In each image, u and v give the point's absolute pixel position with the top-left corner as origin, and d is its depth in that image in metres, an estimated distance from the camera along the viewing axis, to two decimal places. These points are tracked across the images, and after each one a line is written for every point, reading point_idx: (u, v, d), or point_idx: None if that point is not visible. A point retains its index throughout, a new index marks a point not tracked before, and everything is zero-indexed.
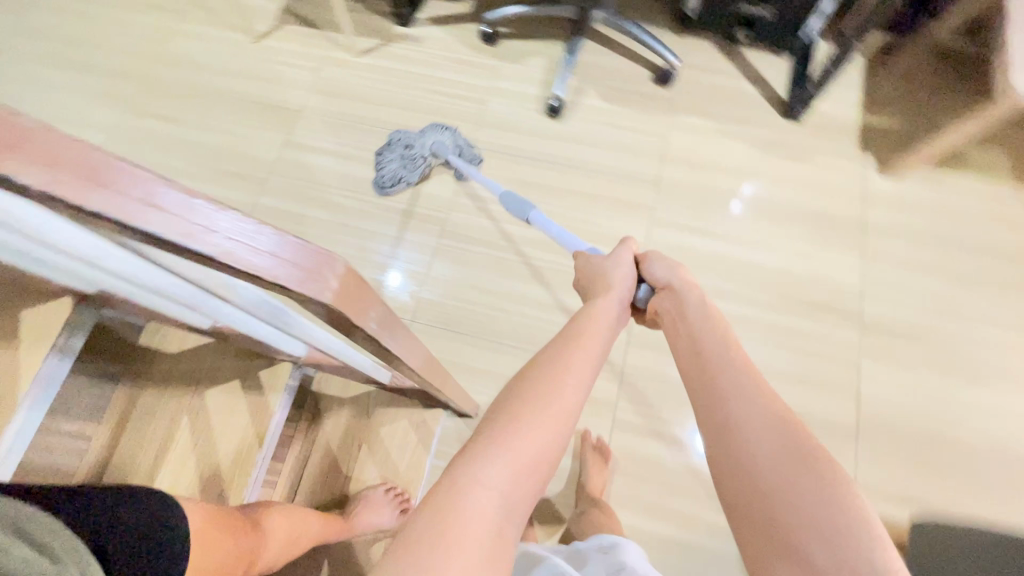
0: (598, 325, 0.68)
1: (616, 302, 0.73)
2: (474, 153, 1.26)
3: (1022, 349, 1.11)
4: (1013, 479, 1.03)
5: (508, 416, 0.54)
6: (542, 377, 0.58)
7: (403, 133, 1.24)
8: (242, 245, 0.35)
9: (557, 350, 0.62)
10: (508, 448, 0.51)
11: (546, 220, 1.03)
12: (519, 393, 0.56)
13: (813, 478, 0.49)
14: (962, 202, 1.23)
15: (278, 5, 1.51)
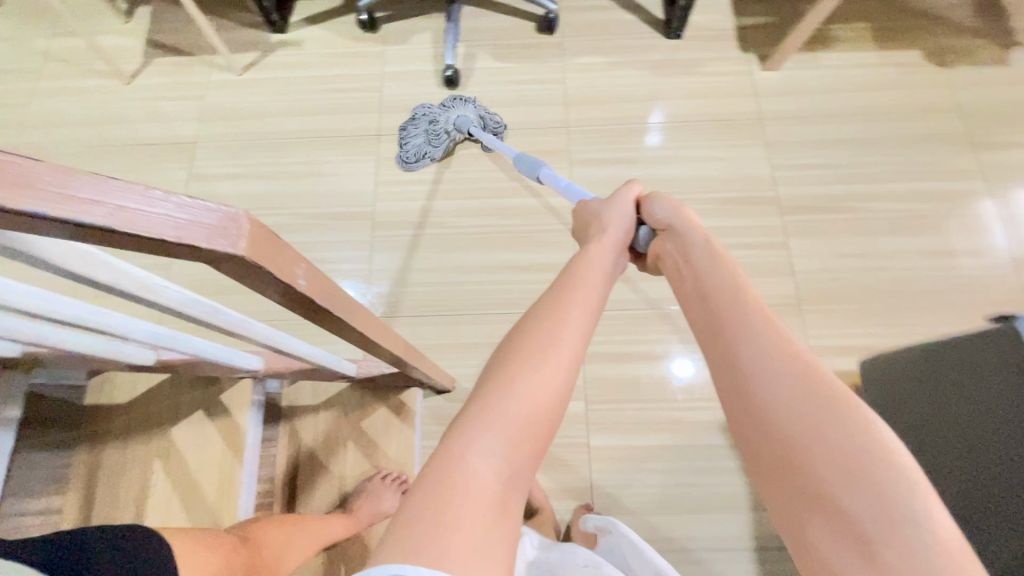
0: (591, 271, 0.61)
1: (613, 250, 0.65)
2: (498, 122, 1.27)
3: (922, 195, 1.20)
4: (941, 312, 1.11)
5: (495, 390, 0.49)
6: (531, 345, 0.51)
7: (427, 108, 1.29)
8: (141, 210, 0.29)
9: (548, 307, 0.55)
10: (495, 423, 0.47)
11: (557, 176, 0.94)
12: (507, 363, 0.51)
13: (855, 435, 0.42)
14: (843, 76, 1.30)
15: (145, 42, 1.46)
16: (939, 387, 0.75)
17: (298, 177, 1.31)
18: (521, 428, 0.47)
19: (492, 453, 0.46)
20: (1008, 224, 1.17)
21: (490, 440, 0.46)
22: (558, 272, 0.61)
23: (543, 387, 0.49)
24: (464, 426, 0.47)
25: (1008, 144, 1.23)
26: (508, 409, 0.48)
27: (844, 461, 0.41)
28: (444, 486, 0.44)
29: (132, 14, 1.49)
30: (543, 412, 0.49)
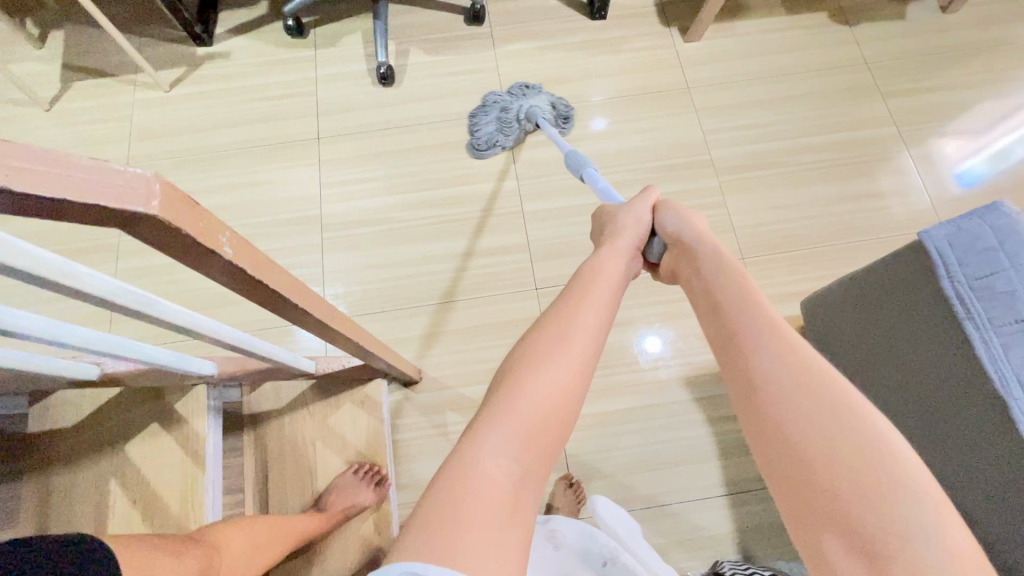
0: (602, 277, 0.64)
1: (624, 256, 0.69)
2: (567, 106, 1.26)
3: (843, 146, 1.28)
4: (871, 253, 1.19)
5: (513, 389, 0.52)
6: (551, 351, 0.54)
7: (500, 95, 1.26)
8: (42, 170, 0.29)
9: (564, 315, 0.58)
10: (508, 425, 0.49)
11: (600, 178, 0.96)
12: (527, 366, 0.53)
13: (859, 434, 0.45)
14: (760, 42, 1.37)
15: (62, 67, 1.41)
16: (883, 309, 0.78)
17: (241, 188, 1.29)
18: (531, 422, 0.50)
19: (499, 452, 0.48)
20: (920, 163, 1.26)
21: (504, 441, 0.49)
22: (572, 280, 0.64)
23: (560, 392, 0.52)
24: (480, 427, 0.50)
25: (913, 91, 1.32)
26: (524, 406, 0.50)
27: (845, 458, 0.44)
28: (457, 481, 0.46)
29: (45, 40, 1.43)
30: (555, 413, 0.51)
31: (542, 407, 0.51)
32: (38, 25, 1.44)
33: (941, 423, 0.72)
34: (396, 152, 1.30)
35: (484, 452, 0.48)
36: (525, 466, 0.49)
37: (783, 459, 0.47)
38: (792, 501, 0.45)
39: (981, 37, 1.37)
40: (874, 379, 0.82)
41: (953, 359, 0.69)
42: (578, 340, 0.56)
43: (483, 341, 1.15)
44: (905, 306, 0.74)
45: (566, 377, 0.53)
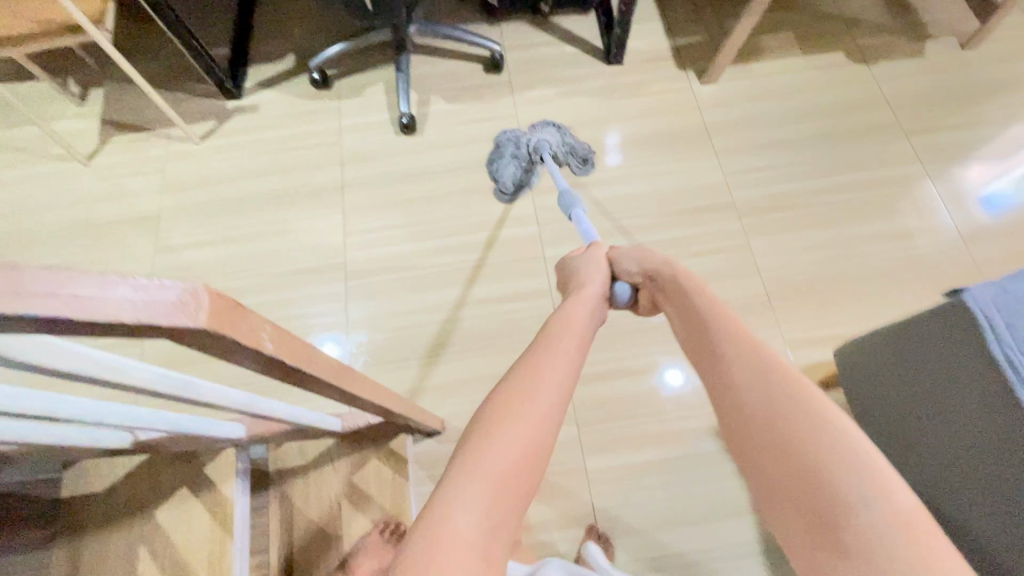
0: (572, 316, 0.68)
1: (592, 299, 0.73)
2: (586, 146, 1.26)
3: (867, 185, 1.26)
4: (904, 293, 1.16)
5: (489, 430, 0.51)
6: (527, 387, 0.55)
7: (511, 134, 1.25)
8: (95, 296, 0.29)
9: (539, 355, 0.60)
10: (494, 446, 0.49)
11: (587, 219, 0.99)
12: (503, 406, 0.53)
13: (817, 430, 0.48)
14: (777, 83, 1.38)
15: (101, 123, 1.47)
16: (920, 368, 0.77)
17: (268, 237, 1.32)
18: (517, 447, 0.50)
19: (475, 494, 0.46)
20: (950, 202, 1.24)
21: (483, 482, 0.47)
22: (544, 325, 0.66)
23: (540, 424, 0.52)
24: (459, 472, 0.48)
25: (936, 128, 1.31)
26: (503, 445, 0.50)
27: (808, 456, 0.47)
28: (436, 531, 0.43)
29: (85, 97, 1.50)
30: (535, 446, 0.51)
31: (521, 443, 0.50)
32: (79, 83, 1.51)
33: (980, 491, 0.70)
34: (418, 199, 1.33)
35: (460, 497, 0.46)
36: (507, 506, 0.47)
37: (761, 465, 0.50)
38: (777, 501, 0.49)
39: (1005, 73, 1.36)
40: (921, 429, 0.78)
41: (992, 414, 0.67)
42: (552, 373, 0.57)
43: None
44: (943, 366, 0.73)
45: (544, 409, 0.53)
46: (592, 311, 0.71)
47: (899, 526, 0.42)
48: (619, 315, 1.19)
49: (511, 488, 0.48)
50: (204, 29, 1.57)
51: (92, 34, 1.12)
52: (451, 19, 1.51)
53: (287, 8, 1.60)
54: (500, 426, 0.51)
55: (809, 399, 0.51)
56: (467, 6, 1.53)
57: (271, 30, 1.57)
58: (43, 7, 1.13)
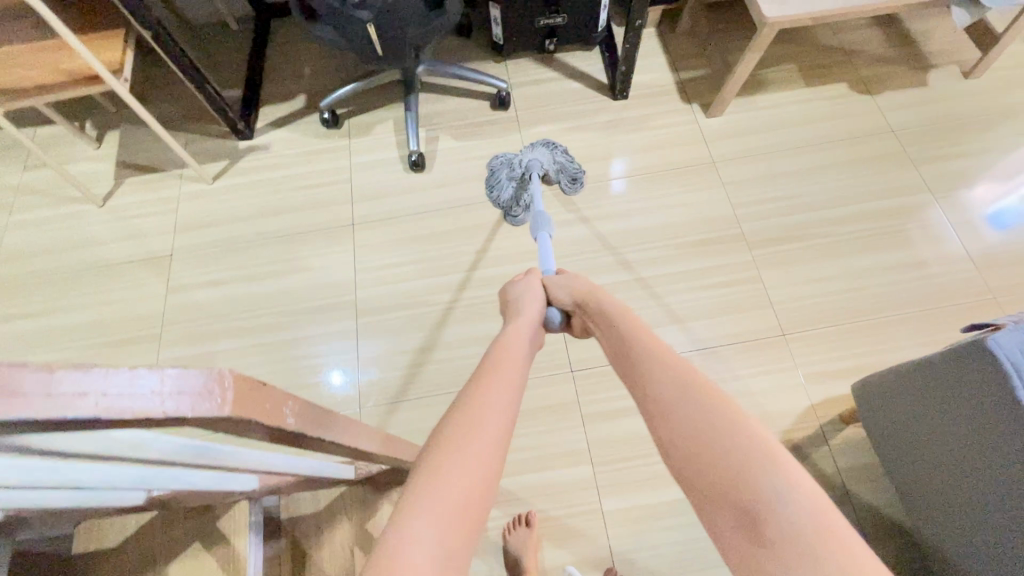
0: (512, 340, 0.68)
1: (531, 325, 0.74)
2: (576, 166, 1.27)
3: (877, 214, 1.26)
4: (920, 323, 1.14)
5: (433, 457, 0.49)
6: (467, 410, 0.54)
7: (505, 155, 1.27)
8: (125, 392, 0.29)
9: (479, 380, 0.60)
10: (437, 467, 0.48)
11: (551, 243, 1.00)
12: (443, 432, 0.52)
13: (735, 435, 0.49)
14: (781, 114, 1.39)
15: (115, 165, 1.50)
16: (938, 406, 0.76)
17: (280, 275, 1.32)
18: (462, 466, 0.48)
19: (420, 515, 0.44)
20: (962, 230, 1.23)
21: (429, 508, 0.45)
22: (485, 352, 0.66)
23: (484, 445, 0.51)
24: (404, 502, 0.46)
25: (942, 156, 1.32)
26: (445, 469, 0.48)
27: (731, 462, 0.47)
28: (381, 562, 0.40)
29: (101, 140, 1.53)
30: (480, 467, 0.49)
31: (464, 464, 0.49)
32: (96, 126, 1.55)
33: (1007, 528, 0.67)
34: (428, 236, 1.33)
35: (405, 525, 0.43)
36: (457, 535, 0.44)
37: (691, 477, 0.50)
38: (707, 511, 0.48)
39: (1008, 101, 1.37)
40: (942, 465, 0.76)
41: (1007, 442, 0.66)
42: (492, 395, 0.57)
43: (520, 428, 1.12)
44: (962, 406, 0.72)
45: (485, 429, 0.53)
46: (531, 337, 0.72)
47: (817, 526, 0.42)
48: None
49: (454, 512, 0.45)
50: (217, 72, 1.61)
51: (110, 83, 1.15)
52: (457, 58, 1.54)
53: (297, 51, 1.64)
54: (440, 452, 0.50)
55: (726, 406, 0.52)
56: (473, 45, 1.56)
57: (282, 72, 1.61)
58: (63, 58, 1.17)
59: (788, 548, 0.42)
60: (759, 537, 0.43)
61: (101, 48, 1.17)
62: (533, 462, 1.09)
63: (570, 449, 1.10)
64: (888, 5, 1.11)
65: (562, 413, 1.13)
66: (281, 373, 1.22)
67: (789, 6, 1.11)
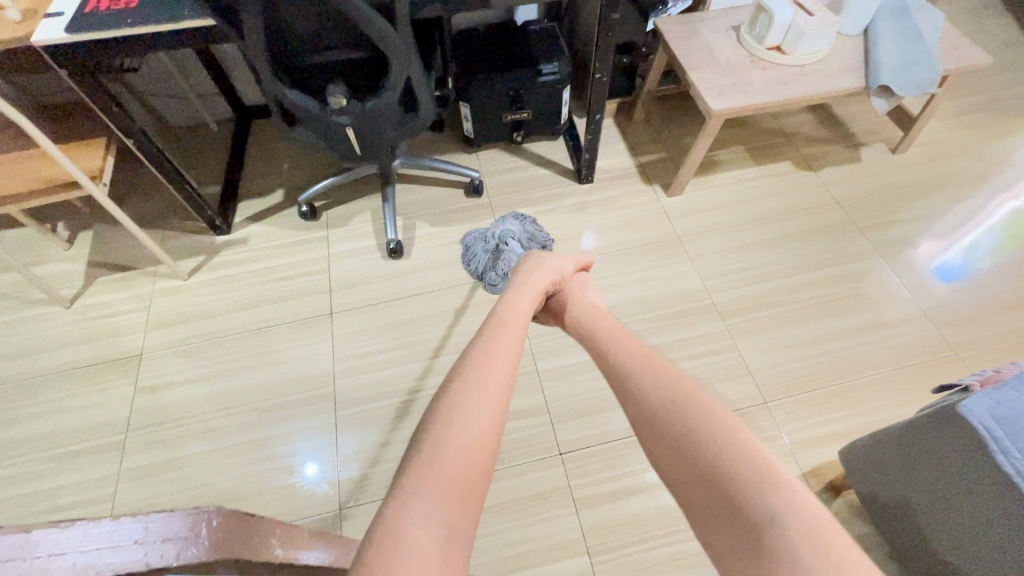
0: (514, 309, 0.66)
1: (530, 291, 0.73)
2: (545, 236, 1.37)
3: (835, 279, 1.33)
4: (893, 382, 1.18)
5: (438, 428, 0.46)
6: (471, 374, 0.52)
7: (480, 230, 1.40)
8: (106, 549, 0.28)
9: (482, 344, 0.56)
10: (432, 451, 0.44)
11: None
12: (446, 400, 0.49)
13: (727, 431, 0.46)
14: (735, 191, 1.50)
15: (86, 265, 1.48)
16: (915, 469, 0.78)
17: (256, 369, 1.29)
18: (464, 451, 0.45)
19: (427, 504, 0.41)
20: (915, 289, 1.31)
21: (434, 486, 0.42)
22: (488, 316, 0.63)
23: (492, 416, 0.48)
24: (400, 483, 0.43)
25: (885, 223, 1.43)
26: (450, 439, 0.45)
27: (726, 460, 0.44)
28: (384, 549, 0.38)
29: (74, 241, 1.52)
30: (488, 441, 0.47)
31: (472, 435, 0.46)
32: (69, 228, 1.55)
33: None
34: (408, 320, 1.34)
35: (410, 510, 0.40)
36: (461, 513, 0.42)
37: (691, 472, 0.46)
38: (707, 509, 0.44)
39: (932, 172, 1.52)
40: (933, 531, 0.76)
41: (992, 501, 0.66)
42: (496, 362, 0.54)
43: (512, 519, 1.07)
44: (939, 472, 0.73)
45: (494, 401, 0.50)
46: (531, 302, 0.71)
47: (814, 542, 0.39)
48: (618, 426, 1.17)
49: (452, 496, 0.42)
50: (196, 171, 1.65)
51: (89, 189, 1.16)
52: (431, 151, 1.63)
53: (276, 148, 1.71)
54: (445, 423, 0.47)
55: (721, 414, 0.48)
56: (446, 139, 1.67)
57: (260, 168, 1.67)
58: (43, 166, 1.19)
59: (785, 565, 0.38)
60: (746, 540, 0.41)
61: (84, 155, 1.20)
62: (528, 557, 1.03)
63: (564, 539, 1.05)
64: (816, 97, 1.25)
65: (554, 499, 1.09)
66: (255, 476, 1.15)
67: (732, 99, 1.23)
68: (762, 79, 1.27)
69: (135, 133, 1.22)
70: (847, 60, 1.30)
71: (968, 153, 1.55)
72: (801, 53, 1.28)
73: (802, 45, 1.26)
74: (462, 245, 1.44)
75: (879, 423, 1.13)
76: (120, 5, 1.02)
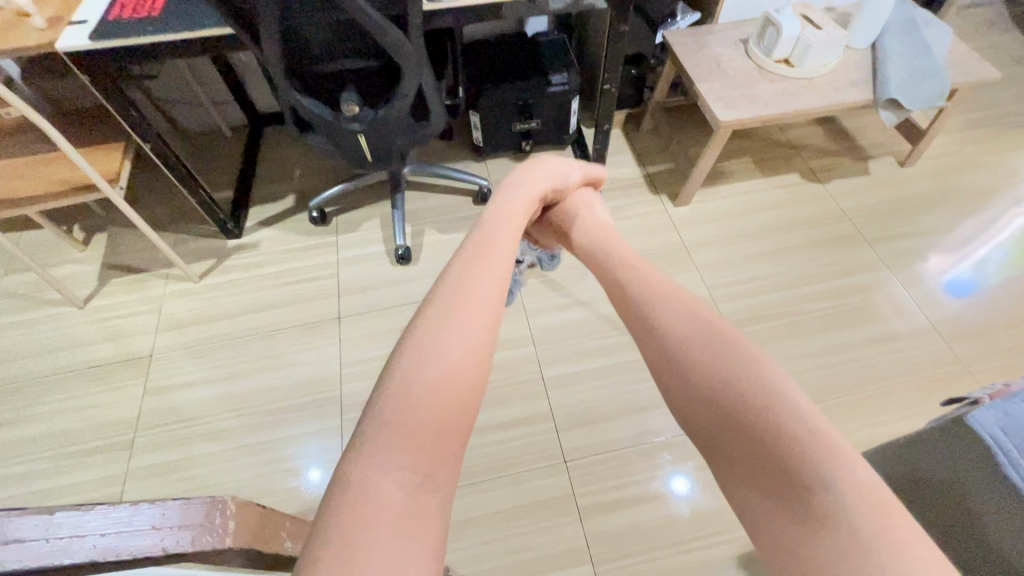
0: (505, 227, 0.62)
1: (524, 207, 0.69)
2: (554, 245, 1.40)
3: (843, 291, 1.33)
4: (901, 394, 1.17)
5: (411, 364, 0.45)
6: (445, 307, 0.49)
7: None
8: (122, 533, 0.31)
9: (457, 271, 0.53)
10: (404, 391, 0.43)
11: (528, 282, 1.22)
12: (421, 335, 0.47)
13: (774, 393, 0.44)
14: (742, 202, 1.51)
15: (100, 267, 1.51)
16: (916, 483, 0.76)
17: (265, 371, 1.30)
18: (436, 392, 0.43)
19: (397, 447, 0.40)
20: (923, 302, 1.30)
21: (405, 429, 0.41)
22: (471, 235, 0.59)
23: (466, 352, 0.46)
24: (372, 423, 0.42)
25: (894, 236, 1.42)
26: (421, 379, 0.44)
27: (763, 413, 0.43)
28: (350, 496, 0.38)
29: (88, 243, 1.55)
30: (463, 377, 0.45)
31: (439, 375, 0.44)
32: (84, 230, 1.58)
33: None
34: None
35: (376, 459, 0.39)
36: (433, 452, 0.41)
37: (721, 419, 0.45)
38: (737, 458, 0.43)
39: (941, 186, 1.52)
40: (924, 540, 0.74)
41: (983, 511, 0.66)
42: (472, 292, 0.50)
43: (516, 526, 1.07)
44: (942, 487, 0.72)
45: (475, 338, 0.47)
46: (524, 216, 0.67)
47: (855, 502, 0.38)
48: (623, 435, 1.17)
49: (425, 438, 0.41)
50: (209, 175, 1.68)
51: (106, 191, 1.19)
52: (441, 159, 1.65)
53: (288, 154, 1.74)
54: (412, 362, 0.45)
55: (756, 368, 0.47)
56: (456, 147, 1.69)
57: (272, 173, 1.69)
58: (62, 169, 1.21)
59: (815, 514, 0.38)
60: (783, 498, 0.39)
61: (101, 159, 1.23)
62: (532, 565, 1.03)
63: (567, 548, 1.04)
64: (823, 109, 1.26)
65: (558, 507, 1.09)
66: (261, 478, 1.15)
67: (739, 110, 1.24)
68: (770, 91, 1.28)
69: (152, 138, 1.24)
70: (855, 73, 1.31)
71: (977, 166, 1.55)
72: (809, 66, 1.29)
73: (809, 58, 1.27)
74: None
75: (888, 436, 1.12)
76: (141, 14, 1.05)
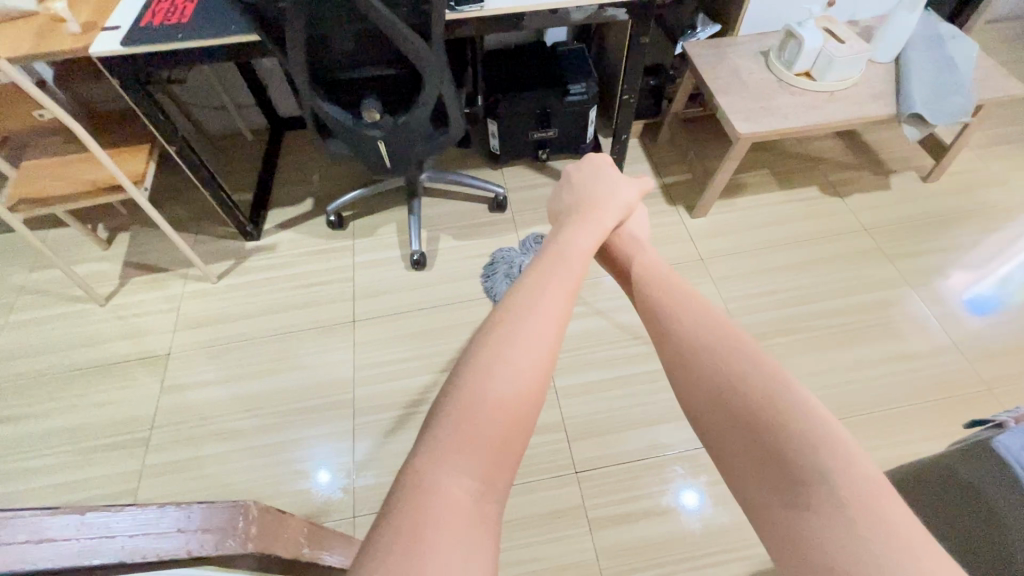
0: (568, 244, 0.62)
1: (591, 224, 0.68)
2: None
3: (862, 307, 1.31)
4: (921, 414, 1.15)
5: (478, 372, 0.44)
6: (516, 320, 0.48)
7: (505, 253, 1.45)
8: (148, 536, 0.32)
9: (525, 287, 0.52)
10: (469, 401, 0.43)
11: None
12: (488, 344, 0.46)
13: (799, 401, 0.44)
14: (760, 214, 1.49)
15: (122, 265, 1.54)
16: (924, 510, 0.74)
17: (279, 372, 1.31)
18: (505, 405, 0.43)
19: (462, 458, 0.41)
20: (944, 320, 1.28)
21: (471, 441, 0.41)
22: (538, 252, 0.60)
23: (535, 365, 0.46)
24: (435, 432, 0.42)
25: (916, 252, 1.40)
26: (491, 391, 0.43)
27: (782, 418, 0.43)
28: (415, 507, 0.38)
29: (112, 241, 1.59)
30: (533, 390, 0.45)
31: (510, 389, 0.44)
32: (108, 228, 1.61)
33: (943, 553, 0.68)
34: (429, 330, 1.36)
35: (439, 465, 0.40)
36: (498, 470, 0.41)
37: (743, 424, 0.44)
38: (759, 463, 0.43)
39: (964, 202, 1.49)
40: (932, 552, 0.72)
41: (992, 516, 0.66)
42: (540, 305, 0.50)
43: (525, 536, 1.06)
44: (948, 512, 0.70)
45: (543, 349, 0.47)
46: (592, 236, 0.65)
47: (871, 513, 0.38)
48: (635, 447, 1.16)
49: (488, 451, 0.41)
50: (230, 178, 1.71)
51: (131, 193, 1.21)
52: (458, 166, 1.66)
53: (308, 158, 1.76)
54: (481, 373, 0.44)
55: (778, 371, 0.46)
56: (473, 154, 1.70)
57: (292, 177, 1.72)
58: (89, 170, 1.24)
59: (835, 523, 0.38)
60: (786, 490, 0.41)
61: (128, 161, 1.26)
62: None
63: (576, 560, 1.03)
64: (845, 123, 1.25)
65: (568, 518, 1.08)
66: (272, 479, 1.16)
67: (759, 123, 1.23)
68: (790, 104, 1.27)
69: (177, 141, 1.27)
70: (878, 87, 1.30)
71: (1002, 183, 1.52)
72: (831, 79, 1.29)
73: (831, 71, 1.27)
74: (489, 260, 1.47)
75: (907, 456, 1.09)
76: (172, 20, 1.08)
